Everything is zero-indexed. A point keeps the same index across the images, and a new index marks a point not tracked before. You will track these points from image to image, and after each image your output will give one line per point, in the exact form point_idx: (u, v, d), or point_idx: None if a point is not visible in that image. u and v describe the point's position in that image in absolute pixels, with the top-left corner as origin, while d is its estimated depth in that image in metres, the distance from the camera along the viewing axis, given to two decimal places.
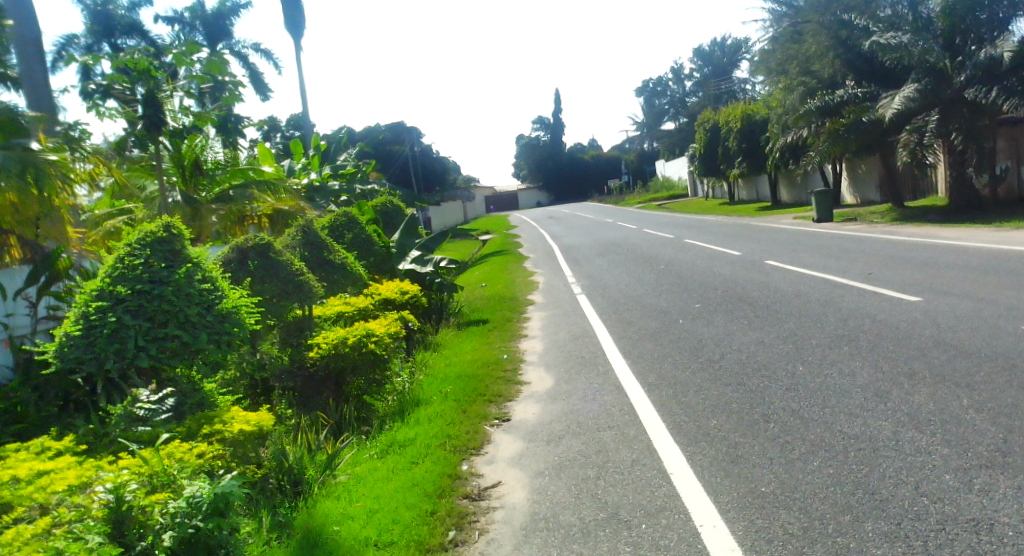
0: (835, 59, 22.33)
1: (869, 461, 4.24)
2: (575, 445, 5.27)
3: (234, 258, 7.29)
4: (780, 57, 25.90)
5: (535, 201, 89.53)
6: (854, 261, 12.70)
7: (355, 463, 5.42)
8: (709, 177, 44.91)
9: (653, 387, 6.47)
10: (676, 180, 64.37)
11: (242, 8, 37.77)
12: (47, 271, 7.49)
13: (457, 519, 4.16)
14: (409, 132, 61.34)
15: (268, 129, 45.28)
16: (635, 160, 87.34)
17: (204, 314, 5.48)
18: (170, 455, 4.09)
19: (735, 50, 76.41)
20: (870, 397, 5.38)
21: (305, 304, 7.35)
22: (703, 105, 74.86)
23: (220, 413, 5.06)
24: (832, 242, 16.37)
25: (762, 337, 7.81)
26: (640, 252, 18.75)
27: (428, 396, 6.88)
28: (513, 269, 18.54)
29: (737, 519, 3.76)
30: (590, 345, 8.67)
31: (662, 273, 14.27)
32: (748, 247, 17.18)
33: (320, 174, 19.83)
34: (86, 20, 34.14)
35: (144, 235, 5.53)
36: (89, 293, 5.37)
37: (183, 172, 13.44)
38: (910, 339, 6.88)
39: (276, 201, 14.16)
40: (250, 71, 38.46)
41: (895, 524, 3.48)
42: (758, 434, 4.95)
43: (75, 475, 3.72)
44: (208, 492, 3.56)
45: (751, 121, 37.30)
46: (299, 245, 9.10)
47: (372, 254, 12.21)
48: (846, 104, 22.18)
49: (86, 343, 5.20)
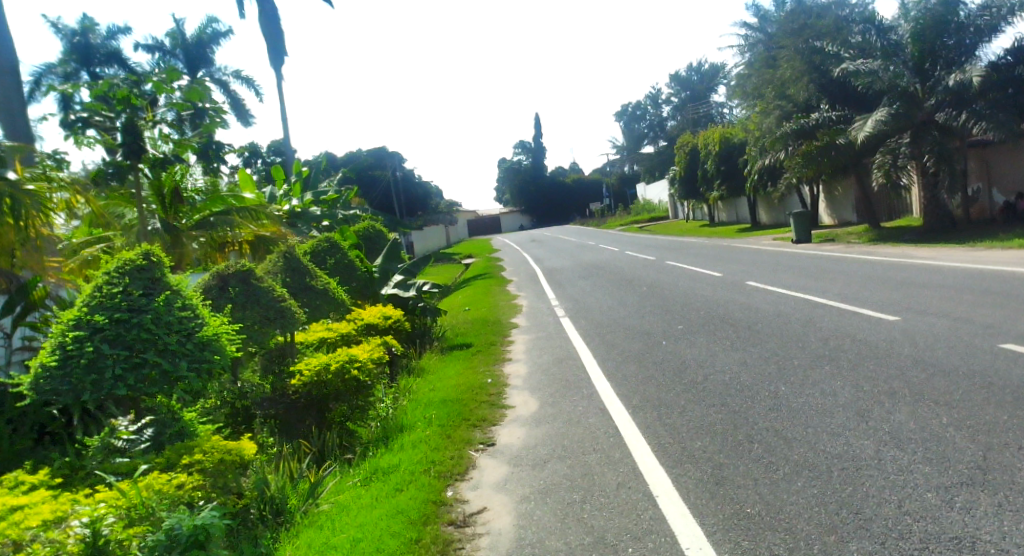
0: (810, 83, 22.64)
1: (853, 480, 4.26)
2: (561, 468, 5.26)
3: (214, 285, 7.24)
4: (757, 81, 26.31)
5: (518, 224, 89.99)
6: (833, 281, 12.87)
7: (338, 491, 5.34)
8: (690, 200, 45.37)
9: (637, 409, 6.47)
10: (658, 204, 65.09)
11: (223, 36, 37.88)
12: (22, 301, 7.39)
13: (442, 546, 4.12)
14: (392, 157, 61.58)
15: (249, 155, 45.30)
16: (616, 183, 88.09)
17: (184, 342, 5.44)
18: (148, 485, 4.03)
19: (712, 75, 77.69)
20: (852, 416, 5.41)
21: (286, 330, 7.29)
22: (682, 129, 75.87)
23: (200, 443, 4.98)
24: (812, 262, 16.52)
25: (745, 357, 7.84)
26: (623, 274, 18.92)
27: (412, 422, 6.84)
28: (496, 293, 18.35)
29: (723, 540, 3.75)
30: (573, 367, 8.69)
31: (646, 294, 14.35)
32: (728, 268, 17.36)
33: (302, 200, 19.66)
34: (65, 48, 34.22)
35: (122, 263, 5.43)
36: (65, 323, 5.25)
37: (162, 200, 13.11)
38: (890, 358, 6.97)
39: (258, 227, 14.15)
40: (231, 98, 38.46)
41: (880, 544, 3.48)
42: (742, 454, 4.96)
43: (49, 509, 3.59)
44: (188, 524, 3.61)
45: (729, 145, 37.93)
46: (281, 270, 9.02)
47: (355, 279, 12.14)
48: (821, 127, 22.60)
49: (62, 373, 5.09)
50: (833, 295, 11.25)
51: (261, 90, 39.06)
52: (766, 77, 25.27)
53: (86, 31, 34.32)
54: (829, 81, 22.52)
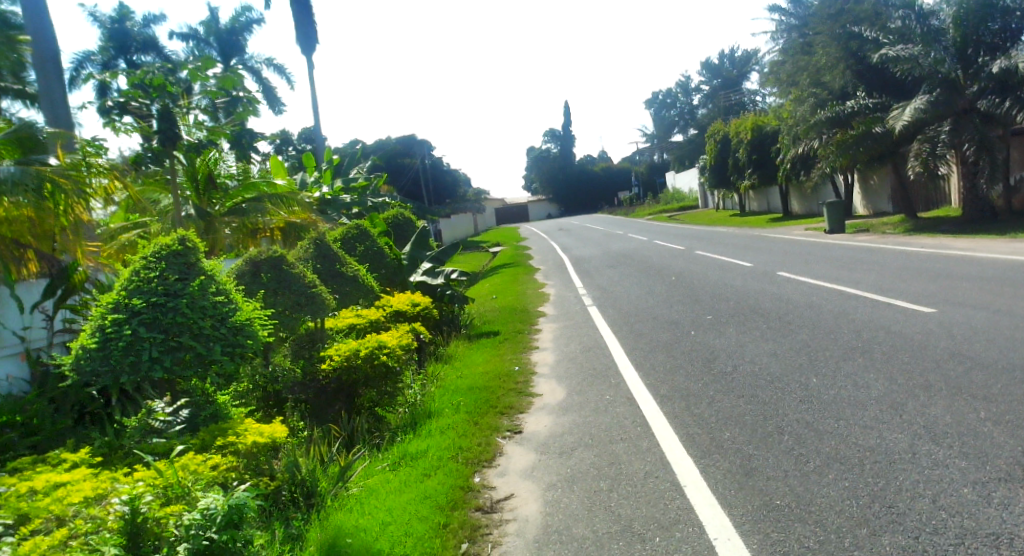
0: (846, 70, 22.42)
1: (885, 474, 4.20)
2: (588, 456, 5.27)
3: (247, 270, 7.33)
4: (791, 69, 25.85)
5: (545, 212, 89.71)
6: (865, 272, 12.70)
7: (367, 475, 5.41)
8: (720, 189, 44.79)
9: (666, 399, 6.44)
10: (688, 193, 64.37)
11: (256, 23, 38.14)
12: (64, 284, 7.59)
13: (470, 531, 4.17)
14: (421, 145, 61.72)
15: (280, 142, 45.74)
16: (646, 172, 87.44)
17: (218, 326, 5.55)
18: (184, 467, 4.16)
19: (745, 61, 76.48)
20: (885, 409, 5.34)
21: (317, 316, 7.38)
22: (714, 116, 74.81)
23: (233, 425, 5.12)
24: (846, 253, 16.20)
25: (775, 348, 7.77)
26: (652, 264, 18.77)
27: (439, 408, 6.90)
28: (523, 282, 18.33)
29: (753, 531, 3.73)
30: (600, 356, 8.69)
31: (673, 284, 14.25)
32: (759, 258, 17.16)
33: (332, 187, 19.84)
34: (103, 36, 34.75)
35: (159, 248, 5.58)
36: (104, 306, 5.38)
37: (197, 186, 13.26)
38: (926, 351, 6.83)
39: (289, 214, 14.34)
40: (263, 86, 38.79)
41: (914, 538, 3.44)
42: (772, 446, 4.91)
43: (90, 487, 3.75)
44: (222, 504, 3.65)
45: (762, 133, 37.35)
46: (312, 257, 9.15)
47: (384, 266, 12.23)
48: (857, 115, 22.13)
49: (102, 355, 5.21)
50: (867, 286, 11.07)
51: (291, 78, 39.33)
52: (801, 64, 24.80)
53: (123, 18, 34.75)
54: (865, 68, 22.27)
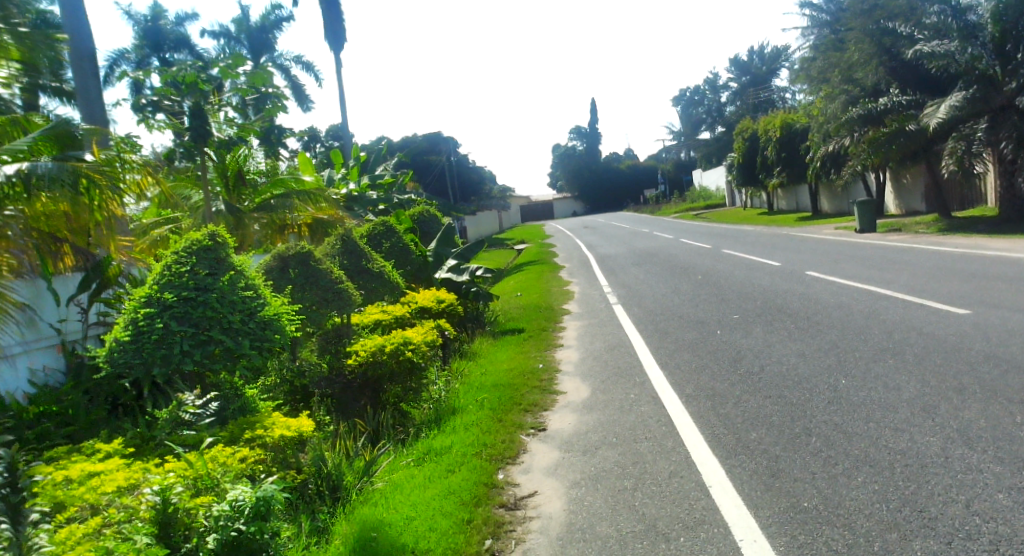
0: (879, 66, 22.02)
1: (917, 478, 4.13)
2: (612, 455, 5.25)
3: (276, 266, 7.42)
4: (822, 66, 25.47)
5: (570, 210, 89.49)
6: (897, 272, 12.50)
7: (392, 470, 5.45)
8: (748, 187, 44.33)
9: (691, 398, 6.39)
10: (715, 191, 63.79)
11: (285, 21, 38.47)
12: (98, 278, 7.76)
13: (494, 528, 4.17)
14: (447, 142, 61.89)
15: (308, 139, 46.12)
16: (672, 170, 86.84)
17: (247, 321, 5.61)
18: (213, 459, 4.22)
19: (775, 57, 75.51)
20: (917, 411, 5.25)
21: (343, 312, 7.43)
22: (742, 113, 74.02)
23: (261, 419, 5.19)
24: (877, 253, 15.96)
25: (803, 349, 7.67)
26: (678, 262, 18.64)
27: (463, 405, 6.93)
28: (549, 279, 18.28)
29: (780, 533, 3.69)
30: (625, 355, 8.65)
31: (699, 283, 14.15)
32: (787, 257, 16.97)
33: (358, 184, 19.98)
34: (137, 34, 35.32)
35: (191, 243, 5.67)
36: (137, 300, 5.48)
37: (226, 182, 13.64)
38: (959, 353, 6.71)
39: (316, 210, 14.45)
40: (292, 84, 39.13)
41: (946, 543, 3.38)
42: (799, 448, 4.85)
43: (123, 477, 3.82)
44: (251, 496, 3.70)
45: (792, 130, 36.84)
46: (339, 253, 9.24)
47: (410, 263, 12.26)
48: (891, 112, 21.61)
49: (135, 348, 5.30)
50: (898, 286, 10.89)
51: (320, 75, 39.63)
52: (833, 60, 24.42)
53: (156, 16, 35.28)
54: (899, 65, 21.88)
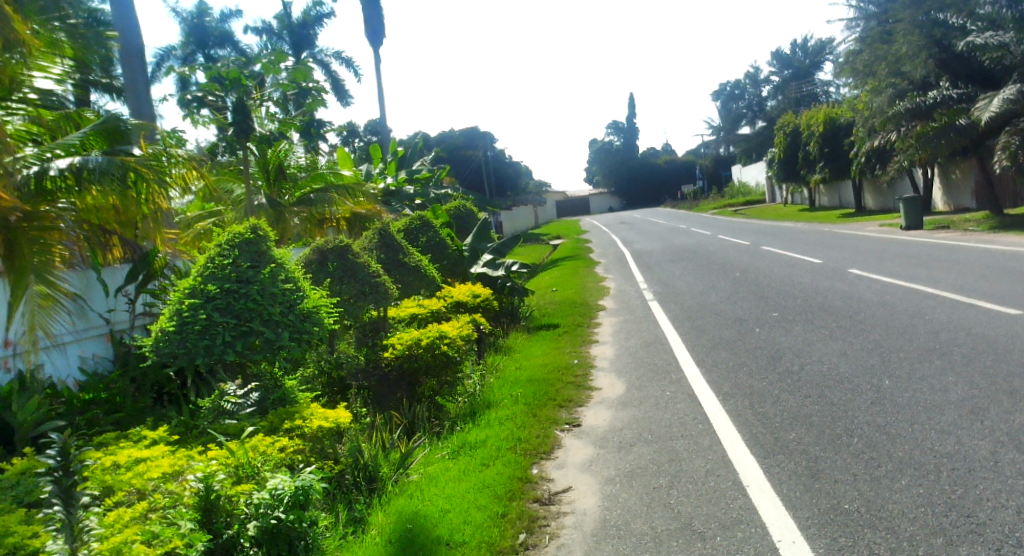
0: (928, 59, 21.39)
1: (964, 482, 4.02)
2: (648, 452, 5.22)
3: (315, 259, 7.53)
4: (868, 58, 24.87)
5: (607, 206, 89.01)
6: (944, 270, 12.17)
7: (427, 463, 5.49)
8: (788, 183, 43.58)
9: (728, 396, 6.32)
10: (754, 186, 62.84)
11: (326, 17, 38.92)
12: (145, 269, 7.78)
13: (528, 522, 4.18)
14: (484, 137, 62.04)
15: (347, 134, 46.64)
16: (711, 166, 85.80)
17: (287, 313, 5.69)
18: (254, 447, 4.30)
19: (818, 50, 74.02)
20: (965, 414, 5.11)
21: (380, 305, 7.49)
22: (784, 108, 72.76)
23: (300, 409, 5.27)
24: (923, 251, 15.55)
25: (845, 348, 7.52)
26: (715, 259, 18.42)
27: (498, 399, 6.94)
28: (584, 275, 18.21)
29: (819, 535, 3.63)
30: (661, 352, 8.57)
31: (738, 280, 13.96)
32: (829, 254, 16.64)
33: (396, 178, 20.14)
34: (183, 31, 36.10)
35: (233, 236, 5.79)
36: (182, 291, 5.62)
37: (268, 176, 13.82)
38: (1009, 355, 6.51)
39: (354, 204, 14.59)
40: (332, 79, 39.59)
41: (994, 550, 3.28)
42: (841, 449, 4.76)
43: (168, 464, 3.91)
44: (289, 485, 3.77)
45: (835, 125, 35.91)
46: (376, 247, 9.33)
47: (446, 257, 12.30)
48: (940, 106, 21.16)
49: (179, 338, 5.41)
50: (946, 285, 10.60)
51: (359, 70, 40.02)
52: (879, 53, 23.82)
53: (201, 13, 36.00)
54: (950, 57, 21.31)
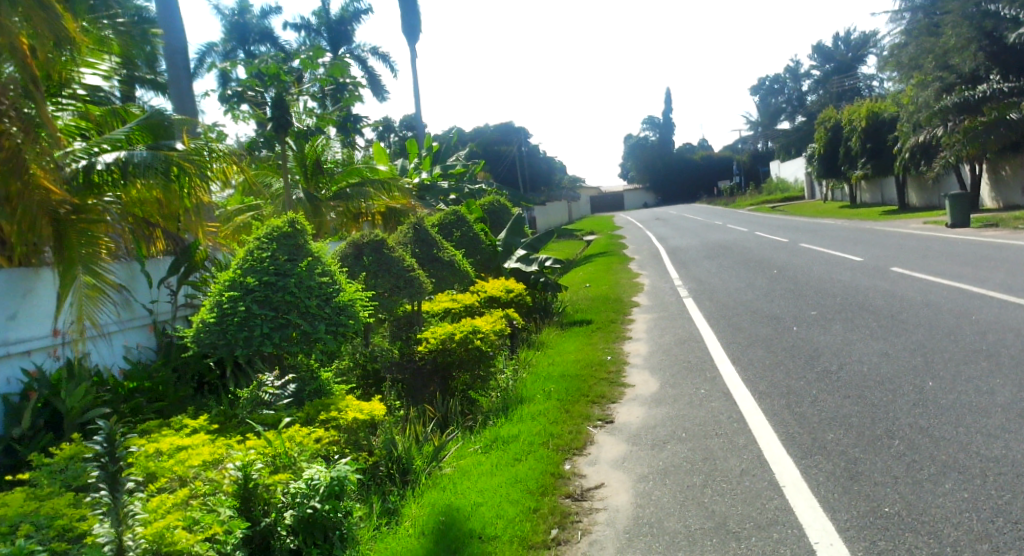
0: (977, 52, 20.88)
1: (1011, 488, 3.91)
2: (682, 450, 5.17)
3: (351, 253, 7.60)
4: (914, 51, 24.27)
5: (642, 202, 88.34)
6: (992, 269, 11.82)
7: (460, 456, 5.52)
8: (828, 179, 42.76)
9: (765, 395, 6.23)
10: (793, 183, 61.82)
11: (364, 13, 39.25)
12: (186, 262, 8.10)
13: (560, 518, 4.17)
14: (519, 132, 62.04)
15: (384, 129, 47.02)
16: (749, 161, 84.55)
17: (323, 305, 5.76)
18: (291, 437, 4.36)
19: (861, 44, 72.44)
20: (1013, 417, 4.96)
21: (414, 299, 7.53)
22: (825, 103, 71.38)
23: (336, 401, 5.32)
24: (969, 249, 15.13)
25: (887, 348, 7.36)
26: (752, 256, 18.16)
27: (531, 394, 6.95)
28: (618, 271, 18.11)
29: (858, 538, 3.56)
30: (696, 349, 8.48)
31: (775, 277, 13.75)
32: (870, 252, 16.28)
33: (431, 173, 20.24)
34: (225, 28, 36.73)
35: (272, 230, 5.87)
36: (222, 283, 5.73)
37: (305, 170, 14.04)
38: None
39: (390, 199, 14.68)
40: (368, 74, 39.93)
41: None
42: (881, 451, 4.66)
43: (208, 452, 3.99)
44: (325, 475, 3.83)
45: (879, 120, 35.14)
46: (411, 242, 9.39)
47: (480, 252, 12.33)
48: (988, 100, 20.68)
49: (219, 329, 5.51)
50: (993, 285, 10.29)
51: (396, 66, 40.30)
52: (926, 45, 23.23)
53: (242, 10, 36.59)
54: (1001, 49, 20.72)
